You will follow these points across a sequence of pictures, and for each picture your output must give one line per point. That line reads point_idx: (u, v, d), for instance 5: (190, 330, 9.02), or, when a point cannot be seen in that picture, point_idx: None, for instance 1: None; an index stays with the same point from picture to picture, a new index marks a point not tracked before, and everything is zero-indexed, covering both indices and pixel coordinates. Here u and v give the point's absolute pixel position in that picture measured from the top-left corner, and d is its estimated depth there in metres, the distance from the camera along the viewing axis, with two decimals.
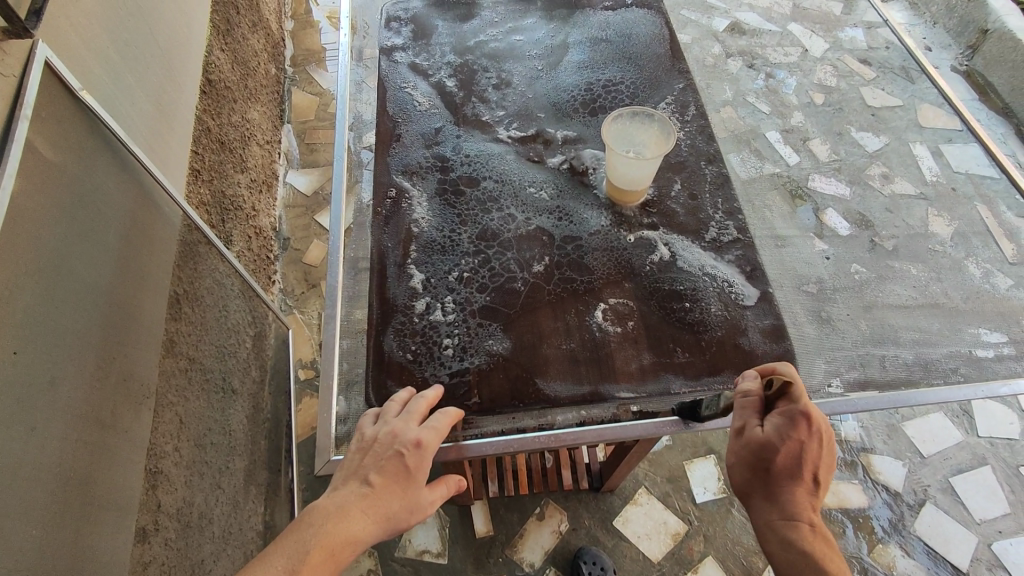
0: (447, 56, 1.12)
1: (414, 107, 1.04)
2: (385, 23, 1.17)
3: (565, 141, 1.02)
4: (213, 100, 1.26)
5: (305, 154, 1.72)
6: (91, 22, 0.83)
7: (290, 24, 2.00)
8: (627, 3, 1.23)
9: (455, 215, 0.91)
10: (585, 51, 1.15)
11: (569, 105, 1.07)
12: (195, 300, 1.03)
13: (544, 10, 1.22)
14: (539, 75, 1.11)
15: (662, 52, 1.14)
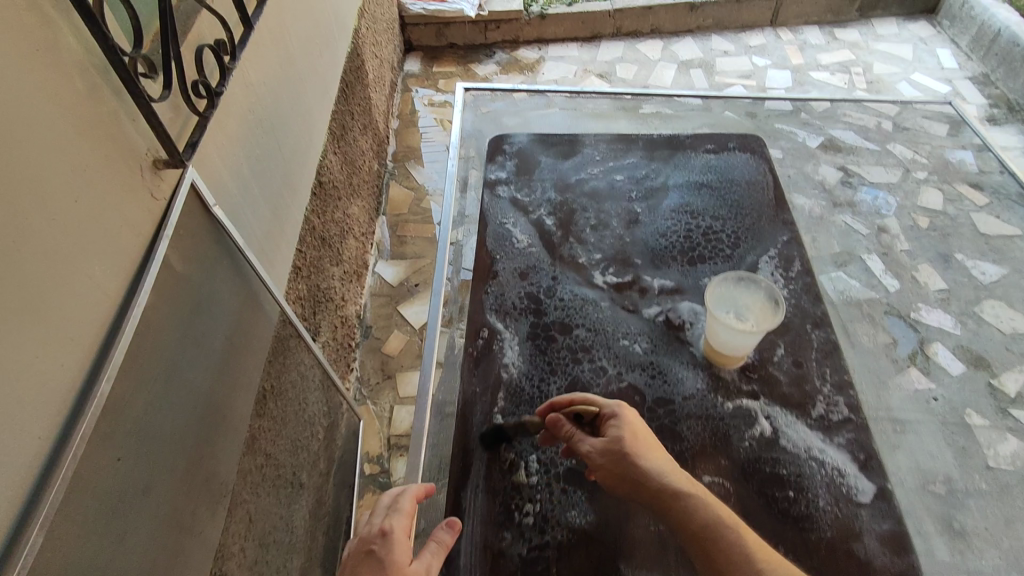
0: (547, 193, 1.29)
1: (513, 247, 1.19)
2: (492, 156, 1.38)
3: (661, 291, 1.12)
4: (322, 201, 1.36)
5: (395, 246, 1.81)
6: (231, 144, 0.92)
7: (395, 123, 2.17)
8: (728, 146, 1.38)
9: (546, 364, 1.02)
10: (685, 193, 1.29)
11: (667, 250, 1.18)
12: (278, 394, 1.07)
13: (645, 150, 1.39)
14: (640, 218, 1.25)
15: (765, 197, 1.27)
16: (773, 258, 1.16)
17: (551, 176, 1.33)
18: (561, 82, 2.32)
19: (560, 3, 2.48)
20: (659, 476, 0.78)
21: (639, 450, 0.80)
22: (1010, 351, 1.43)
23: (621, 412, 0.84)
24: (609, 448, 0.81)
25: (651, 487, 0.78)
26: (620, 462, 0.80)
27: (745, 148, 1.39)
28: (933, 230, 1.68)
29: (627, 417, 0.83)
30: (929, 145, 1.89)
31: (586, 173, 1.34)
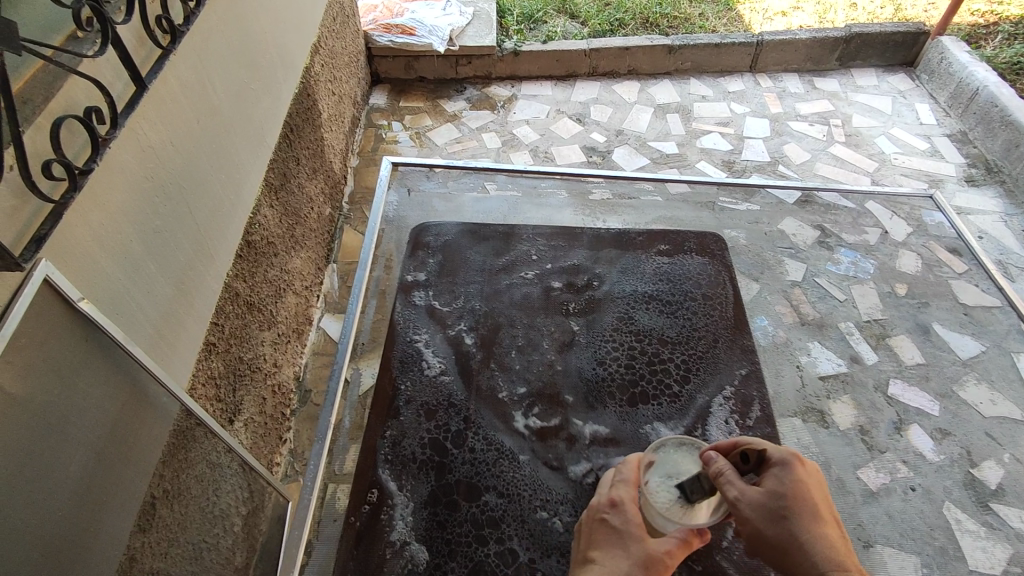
0: (472, 303, 1.33)
1: (427, 381, 1.20)
2: (412, 255, 1.44)
3: (591, 439, 1.12)
4: (250, 263, 1.23)
5: (345, 297, 1.68)
6: (117, 219, 0.79)
7: (355, 161, 2.07)
8: (682, 257, 1.46)
9: (446, 539, 0.99)
10: (628, 306, 1.35)
11: (603, 379, 1.21)
12: (176, 496, 0.93)
13: (589, 249, 1.48)
14: (580, 339, 1.28)
15: (726, 321, 1.35)
16: (729, 398, 1.20)
17: (476, 277, 1.39)
18: (532, 123, 2.22)
19: (535, 40, 2.39)
20: (804, 528, 0.76)
21: (805, 508, 0.77)
22: (992, 438, 1.33)
23: (792, 465, 0.80)
24: (768, 501, 0.78)
25: (783, 538, 0.76)
26: (780, 515, 0.77)
27: (703, 250, 1.52)
28: (911, 298, 1.59)
29: (795, 468, 0.80)
30: (908, 205, 1.81)
31: (519, 277, 1.39)
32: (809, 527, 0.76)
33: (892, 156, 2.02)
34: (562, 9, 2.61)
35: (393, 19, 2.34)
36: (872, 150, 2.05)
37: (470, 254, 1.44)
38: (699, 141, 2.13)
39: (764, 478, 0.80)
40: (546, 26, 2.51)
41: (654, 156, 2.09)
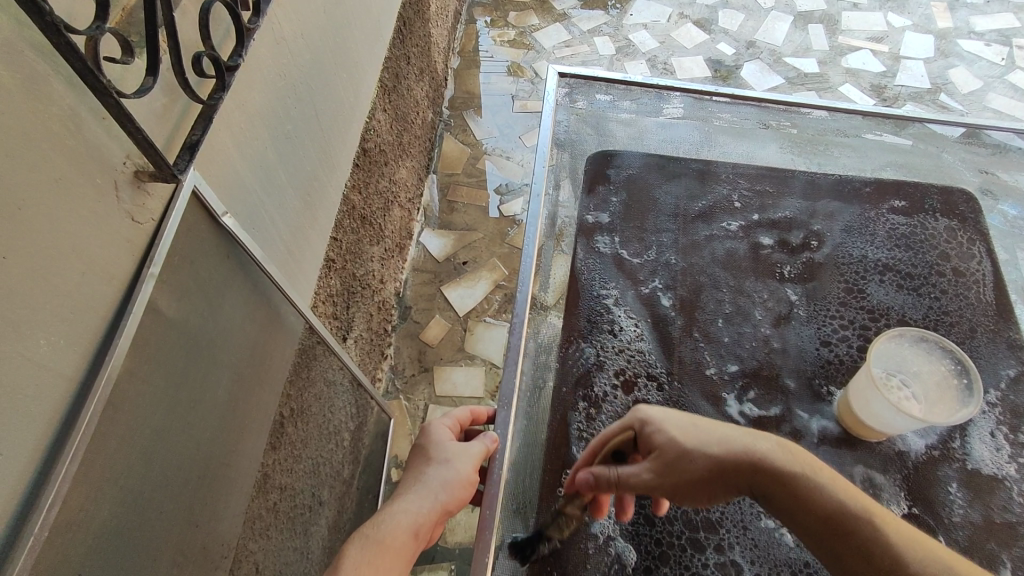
0: (666, 256, 1.01)
1: (616, 343, 0.90)
2: (591, 187, 1.08)
3: (822, 439, 0.83)
4: (364, 176, 1.14)
5: (444, 213, 1.60)
6: (253, 123, 0.71)
7: (455, 62, 1.91)
8: (927, 208, 1.07)
9: (652, 541, 0.74)
10: (858, 273, 0.99)
11: (833, 367, 0.89)
12: (300, 415, 0.91)
13: (807, 194, 1.09)
14: (817, 322, 0.94)
15: (989, 300, 0.97)
16: (994, 406, 0.86)
17: (668, 224, 1.05)
18: (651, 27, 1.98)
19: None
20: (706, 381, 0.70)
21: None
22: None
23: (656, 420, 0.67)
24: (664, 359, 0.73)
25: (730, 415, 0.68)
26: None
27: (952, 212, 1.06)
28: None
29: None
30: None
31: (717, 226, 1.05)
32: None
33: None
34: None
35: None
36: None
37: (659, 194, 1.09)
38: (846, 59, 1.85)
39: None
40: None
41: (790, 74, 1.83)
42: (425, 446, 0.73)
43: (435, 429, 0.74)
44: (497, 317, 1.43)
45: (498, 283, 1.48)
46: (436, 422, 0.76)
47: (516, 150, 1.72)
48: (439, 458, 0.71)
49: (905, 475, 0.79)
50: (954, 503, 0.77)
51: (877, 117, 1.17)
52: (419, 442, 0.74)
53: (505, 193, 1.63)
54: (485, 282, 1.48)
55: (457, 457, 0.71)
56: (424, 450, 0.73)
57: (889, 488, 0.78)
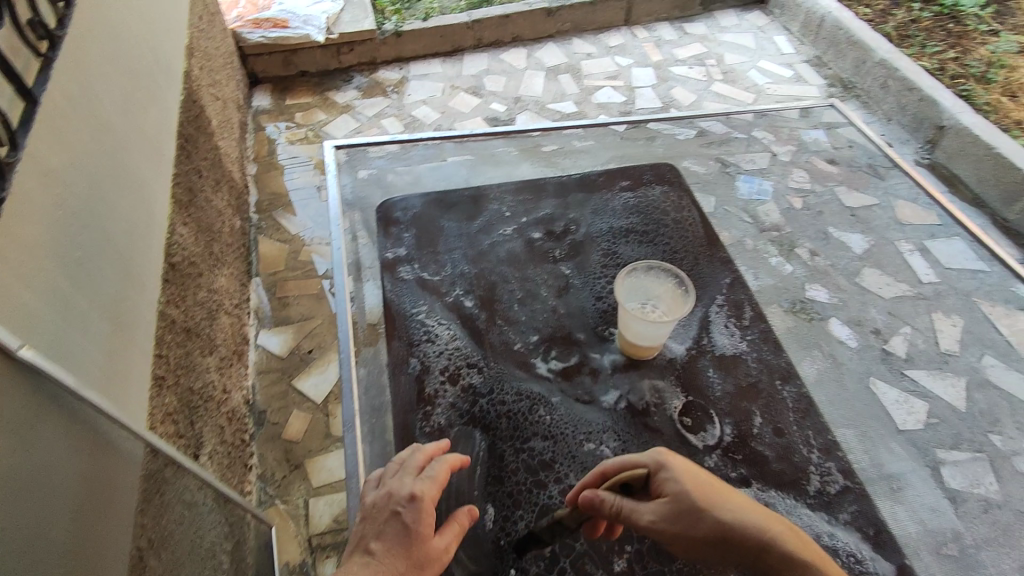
0: (459, 267, 1.20)
1: (436, 348, 1.06)
2: (384, 228, 1.27)
3: (613, 369, 1.05)
4: (178, 287, 1.13)
5: (277, 310, 1.59)
6: (35, 252, 0.71)
7: (252, 169, 1.95)
8: (646, 182, 1.40)
9: (507, 495, 0.90)
10: (609, 241, 1.26)
11: (609, 311, 1.13)
12: (161, 543, 0.85)
13: (558, 196, 1.35)
14: (589, 282, 1.18)
15: (698, 233, 1.29)
16: (723, 304, 1.15)
17: (456, 243, 1.24)
18: (429, 102, 2.19)
19: (415, 18, 2.34)
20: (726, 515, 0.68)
21: (697, 484, 0.70)
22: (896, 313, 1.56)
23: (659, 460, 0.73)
24: (671, 487, 0.70)
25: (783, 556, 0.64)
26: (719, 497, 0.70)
27: (662, 181, 1.40)
28: (807, 209, 1.82)
29: (675, 461, 0.72)
30: (787, 127, 2.08)
31: (497, 234, 1.27)
32: (717, 512, 0.68)
33: (765, 87, 2.25)
34: None
35: (260, 13, 2.21)
36: (747, 84, 2.27)
37: (443, 221, 1.29)
38: (595, 97, 2.22)
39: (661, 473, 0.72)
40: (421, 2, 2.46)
41: (556, 117, 2.14)
42: (410, 532, 0.71)
43: (422, 516, 0.72)
44: None
45: None
46: (426, 499, 0.73)
47: None
48: (415, 558, 0.69)
49: (679, 376, 1.05)
50: (714, 383, 1.04)
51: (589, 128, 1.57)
52: (405, 520, 0.71)
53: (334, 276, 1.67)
54: (335, 364, 1.48)
55: (430, 561, 0.70)
56: (408, 535, 0.70)
57: (670, 388, 1.03)
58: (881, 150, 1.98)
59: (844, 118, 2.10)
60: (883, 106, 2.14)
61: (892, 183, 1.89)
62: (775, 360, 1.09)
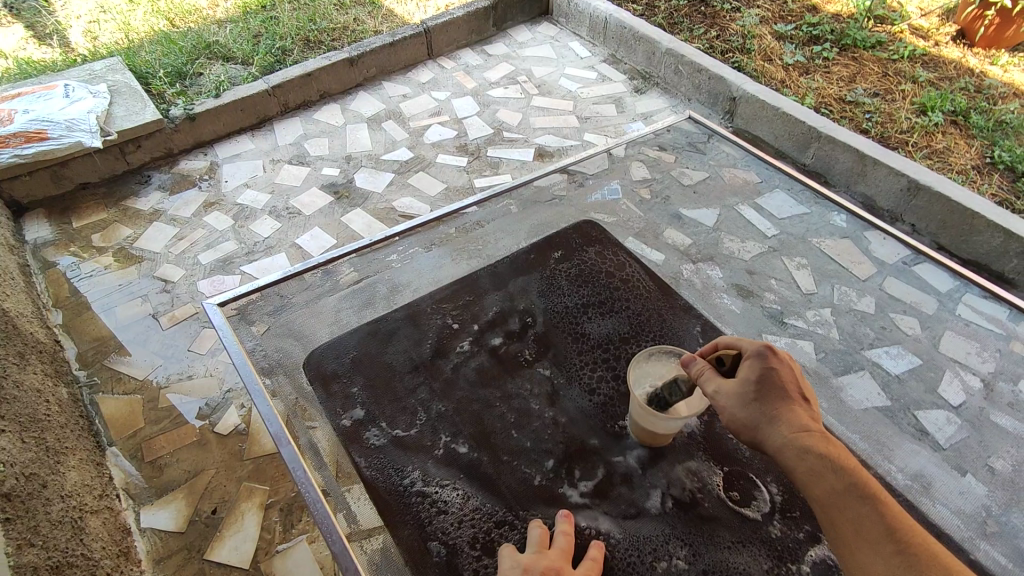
0: (433, 407, 1.06)
1: (451, 519, 0.91)
2: (324, 386, 1.10)
3: (642, 466, 0.96)
4: (24, 517, 0.88)
5: (152, 477, 1.32)
6: None
7: (57, 316, 1.59)
8: (577, 247, 1.38)
9: None
10: (573, 321, 1.20)
11: (610, 403, 1.05)
12: None
13: (487, 283, 1.29)
14: (574, 378, 1.10)
15: (651, 287, 1.28)
16: None
17: (415, 378, 1.10)
18: (252, 184, 1.97)
19: (205, 97, 2.10)
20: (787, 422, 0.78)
21: (783, 385, 0.81)
22: (756, 272, 1.74)
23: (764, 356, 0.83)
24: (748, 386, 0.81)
25: (811, 459, 0.75)
26: (749, 400, 0.80)
27: (590, 241, 1.39)
28: (656, 197, 1.94)
29: (776, 360, 0.83)
30: (611, 126, 2.23)
31: (455, 353, 1.15)
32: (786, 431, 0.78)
33: (578, 92, 2.38)
34: (212, 54, 2.36)
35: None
36: (562, 92, 2.38)
37: (388, 357, 1.14)
38: (426, 137, 2.16)
39: (744, 365, 0.84)
40: (206, 78, 2.24)
41: (394, 167, 2.05)
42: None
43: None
44: (290, 539, 1.23)
45: (265, 505, 1.28)
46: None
47: (194, 364, 1.51)
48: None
49: (704, 446, 0.99)
50: (739, 440, 1.00)
51: (483, 201, 1.56)
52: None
53: (210, 414, 1.42)
54: (252, 514, 1.26)
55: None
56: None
57: (703, 463, 0.97)
58: (694, 125, 2.16)
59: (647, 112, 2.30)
60: (680, 90, 2.37)
61: (713, 152, 2.08)
62: None
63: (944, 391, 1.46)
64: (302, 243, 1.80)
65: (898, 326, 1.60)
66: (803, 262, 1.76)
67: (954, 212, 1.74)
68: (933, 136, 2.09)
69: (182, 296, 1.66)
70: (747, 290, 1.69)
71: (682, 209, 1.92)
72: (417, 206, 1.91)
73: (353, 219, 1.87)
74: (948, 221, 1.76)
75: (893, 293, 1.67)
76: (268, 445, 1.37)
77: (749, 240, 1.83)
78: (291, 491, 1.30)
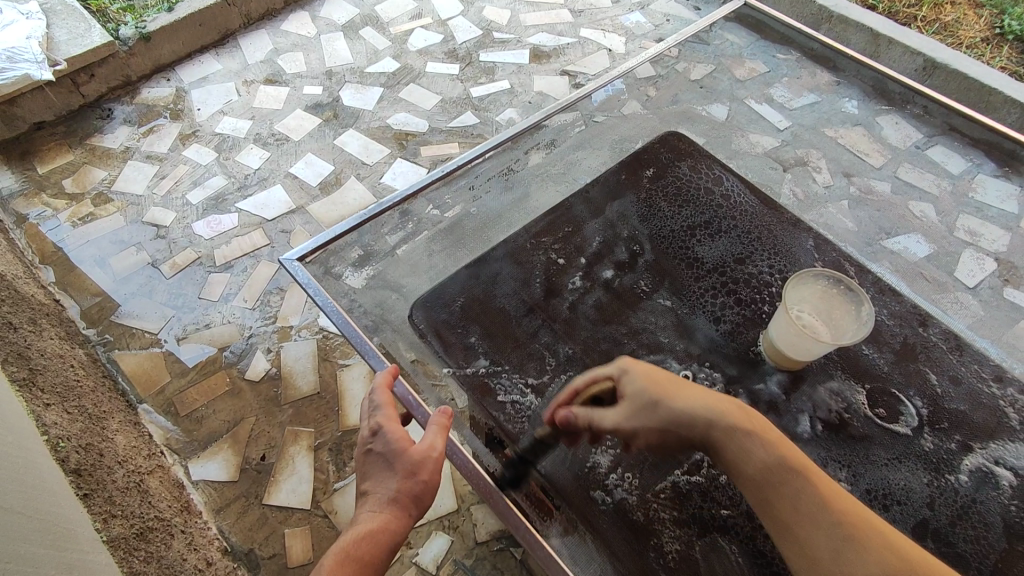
0: (562, 350, 1.04)
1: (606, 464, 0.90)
2: (439, 336, 1.05)
3: (785, 394, 0.97)
4: (99, 490, 0.84)
5: (191, 429, 1.29)
6: None
7: (48, 274, 1.48)
8: (670, 164, 1.32)
9: None
10: (683, 244, 1.18)
11: (739, 330, 1.05)
12: None
13: (566, 209, 1.24)
14: (696, 305, 1.08)
15: (753, 201, 1.25)
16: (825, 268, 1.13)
17: (533, 321, 1.07)
18: (230, 110, 1.80)
19: (157, 11, 1.86)
20: (683, 413, 0.77)
21: (670, 387, 0.80)
22: (780, 165, 1.69)
23: (627, 369, 0.83)
24: (640, 411, 0.79)
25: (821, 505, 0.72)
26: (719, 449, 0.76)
27: (682, 156, 1.34)
28: (663, 94, 1.80)
29: (637, 368, 0.83)
30: (607, 18, 2.07)
31: (569, 291, 1.11)
32: (683, 409, 0.77)
33: None
34: None
35: None
36: None
37: (499, 302, 1.10)
38: (410, 43, 1.98)
39: (625, 387, 0.82)
40: None
41: (382, 80, 1.89)
42: (387, 456, 0.78)
43: (392, 436, 0.79)
44: (344, 477, 1.23)
45: (314, 446, 1.27)
46: (386, 422, 0.81)
47: (209, 313, 1.44)
48: (404, 469, 0.77)
49: (842, 366, 1.00)
50: (874, 358, 1.01)
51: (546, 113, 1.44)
52: (377, 450, 0.78)
53: (238, 359, 1.37)
54: (302, 455, 1.26)
55: (420, 464, 0.77)
56: (385, 458, 0.78)
57: (844, 384, 0.97)
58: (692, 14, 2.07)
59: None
60: None
61: (715, 36, 1.93)
62: (902, 307, 1.08)
63: (961, 274, 1.46)
64: (297, 171, 1.67)
65: (913, 212, 1.57)
66: (830, 146, 1.72)
67: (971, 89, 1.71)
68: (942, 9, 2.00)
69: (180, 241, 1.55)
70: (776, 185, 1.65)
71: (689, 105, 1.80)
72: (413, 122, 1.78)
73: (348, 141, 1.74)
74: (963, 99, 1.74)
75: (908, 179, 1.63)
76: (304, 387, 1.34)
77: (770, 133, 1.76)
78: (337, 430, 1.29)
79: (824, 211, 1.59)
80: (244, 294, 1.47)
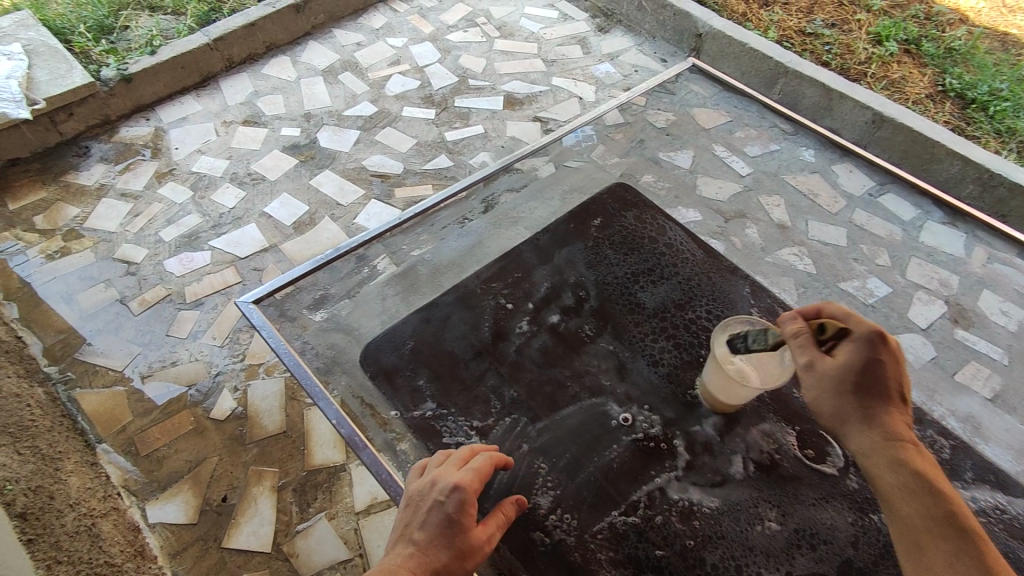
0: (505, 394, 1.05)
1: (547, 503, 0.93)
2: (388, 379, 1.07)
3: (720, 434, 1.00)
4: (44, 535, 0.84)
5: (150, 470, 1.26)
6: None
7: (11, 310, 1.46)
8: (615, 213, 1.38)
9: None
10: (625, 290, 1.21)
11: (676, 373, 1.08)
12: None
13: (520, 254, 1.28)
14: (635, 348, 1.12)
15: (695, 251, 1.31)
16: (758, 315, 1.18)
17: (480, 364, 1.09)
18: (208, 149, 1.83)
19: (139, 53, 1.91)
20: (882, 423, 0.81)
21: (884, 379, 0.83)
22: (740, 211, 1.75)
23: (873, 342, 0.84)
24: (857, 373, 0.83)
25: (904, 460, 0.78)
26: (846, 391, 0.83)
27: (629, 207, 1.40)
28: (629, 140, 1.88)
29: (883, 348, 0.84)
30: (578, 68, 2.17)
31: (516, 335, 1.14)
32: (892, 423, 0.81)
33: (541, 34, 2.29)
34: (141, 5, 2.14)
35: None
36: (523, 33, 2.30)
37: (448, 344, 1.13)
38: (387, 88, 2.05)
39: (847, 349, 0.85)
40: (133, 32, 2.03)
41: (359, 123, 1.94)
42: (454, 523, 0.76)
43: (467, 510, 0.78)
44: (309, 517, 1.22)
45: (277, 487, 1.25)
46: (471, 486, 0.80)
47: (176, 351, 1.43)
48: (458, 547, 0.75)
49: (774, 408, 1.03)
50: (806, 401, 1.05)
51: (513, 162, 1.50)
52: (450, 509, 0.77)
53: (201, 399, 1.36)
54: (265, 496, 1.24)
55: (472, 551, 0.76)
56: (451, 524, 0.76)
57: (775, 426, 1.01)
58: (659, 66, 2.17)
59: (611, 51, 2.24)
60: (645, 26, 2.32)
61: (680, 87, 2.02)
62: None
63: (913, 316, 1.52)
64: (273, 211, 1.70)
65: (865, 256, 1.64)
66: (786, 191, 1.80)
67: (915, 141, 1.81)
68: (890, 66, 2.13)
69: (150, 278, 1.55)
70: (739, 230, 1.71)
71: (655, 151, 1.87)
72: (388, 164, 1.82)
73: (325, 181, 1.77)
74: (909, 151, 1.84)
75: (861, 224, 1.71)
76: (271, 426, 1.33)
77: (731, 178, 1.83)
78: (302, 470, 1.28)
79: (782, 254, 1.65)
80: (215, 329, 1.47)
